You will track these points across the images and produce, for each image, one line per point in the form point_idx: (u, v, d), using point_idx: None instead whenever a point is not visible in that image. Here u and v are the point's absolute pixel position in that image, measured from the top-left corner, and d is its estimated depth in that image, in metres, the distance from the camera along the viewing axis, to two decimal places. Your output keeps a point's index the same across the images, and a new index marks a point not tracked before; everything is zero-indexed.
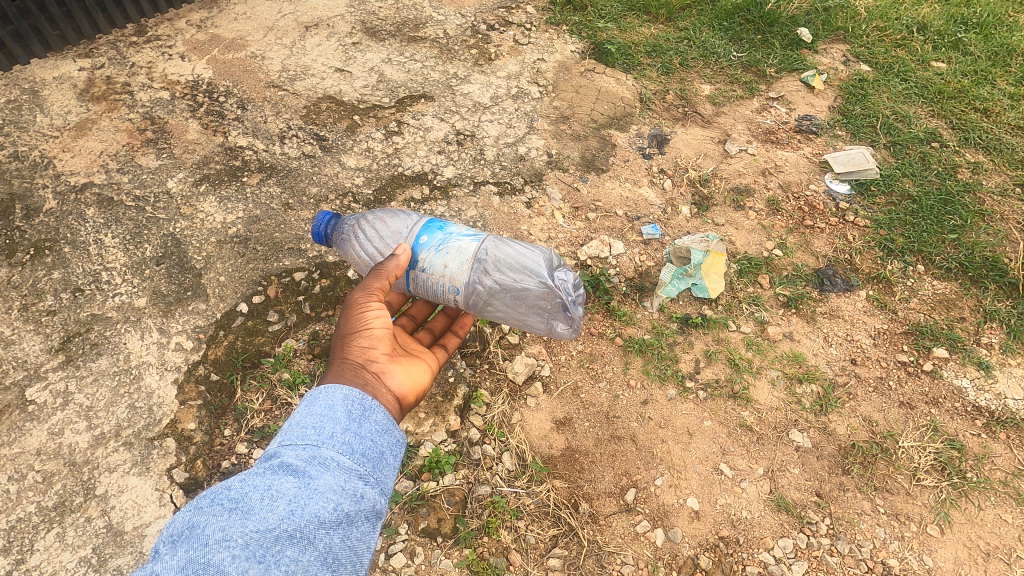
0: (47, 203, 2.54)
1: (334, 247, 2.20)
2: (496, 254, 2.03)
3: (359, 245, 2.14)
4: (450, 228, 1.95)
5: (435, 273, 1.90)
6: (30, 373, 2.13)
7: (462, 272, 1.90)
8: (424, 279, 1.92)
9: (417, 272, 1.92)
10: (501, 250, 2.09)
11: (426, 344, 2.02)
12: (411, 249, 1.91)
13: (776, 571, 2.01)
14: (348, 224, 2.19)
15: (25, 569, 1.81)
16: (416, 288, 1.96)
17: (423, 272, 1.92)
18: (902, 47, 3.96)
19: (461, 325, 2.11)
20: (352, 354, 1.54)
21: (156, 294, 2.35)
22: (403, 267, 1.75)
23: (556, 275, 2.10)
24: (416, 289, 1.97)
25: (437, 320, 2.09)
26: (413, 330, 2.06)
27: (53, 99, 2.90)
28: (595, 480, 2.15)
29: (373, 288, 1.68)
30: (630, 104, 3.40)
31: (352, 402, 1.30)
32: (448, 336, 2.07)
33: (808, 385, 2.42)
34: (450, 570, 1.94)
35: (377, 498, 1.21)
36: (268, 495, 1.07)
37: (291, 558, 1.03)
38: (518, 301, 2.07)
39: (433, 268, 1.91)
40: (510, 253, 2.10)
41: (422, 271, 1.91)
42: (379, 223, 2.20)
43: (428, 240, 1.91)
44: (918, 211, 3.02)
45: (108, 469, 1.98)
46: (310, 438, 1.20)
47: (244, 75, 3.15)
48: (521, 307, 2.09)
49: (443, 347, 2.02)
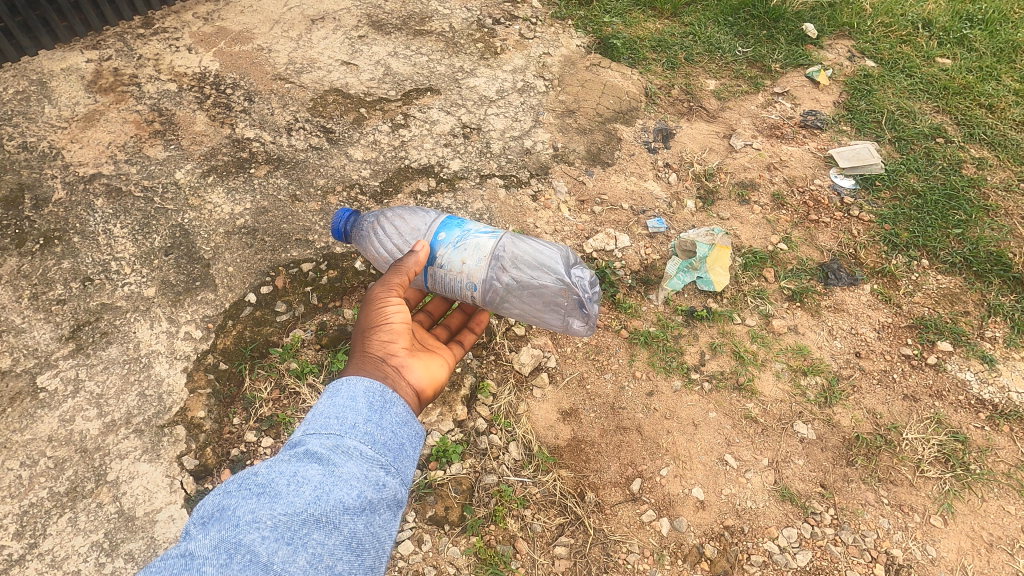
0: (56, 194, 2.56)
1: (353, 244, 2.25)
2: (514, 251, 2.07)
3: (378, 242, 2.20)
4: (469, 226, 1.98)
5: (453, 269, 1.93)
6: (41, 361, 2.17)
7: (480, 269, 1.92)
8: (442, 275, 1.94)
9: (436, 268, 1.94)
10: (519, 249, 2.13)
11: (443, 340, 2.03)
12: (430, 245, 1.93)
13: (781, 559, 2.03)
14: (367, 222, 2.25)
15: (39, 553, 1.85)
16: (434, 284, 1.98)
17: (441, 268, 1.94)
18: (907, 43, 3.92)
19: (478, 321, 2.11)
20: (372, 348, 1.56)
21: (165, 284, 2.38)
22: (422, 264, 1.82)
23: (573, 273, 2.17)
24: (434, 285, 1.99)
25: (454, 316, 2.10)
26: (430, 327, 2.07)
27: (61, 90, 2.92)
28: (601, 470, 2.19)
29: (393, 284, 1.71)
30: (635, 98, 3.40)
31: (373, 394, 1.33)
32: (464, 333, 2.08)
33: (812, 377, 2.44)
34: (457, 556, 1.98)
35: (399, 487, 1.23)
36: (295, 481, 1.10)
37: (318, 542, 1.06)
38: (535, 299, 2.11)
39: (451, 264, 1.93)
40: (527, 252, 2.15)
41: (441, 267, 1.93)
42: (399, 222, 2.26)
43: (446, 237, 1.94)
44: (923, 206, 3.02)
45: (119, 455, 2.02)
46: (334, 427, 1.23)
47: (250, 67, 3.16)
48: (538, 304, 2.13)
49: (460, 343, 2.02)
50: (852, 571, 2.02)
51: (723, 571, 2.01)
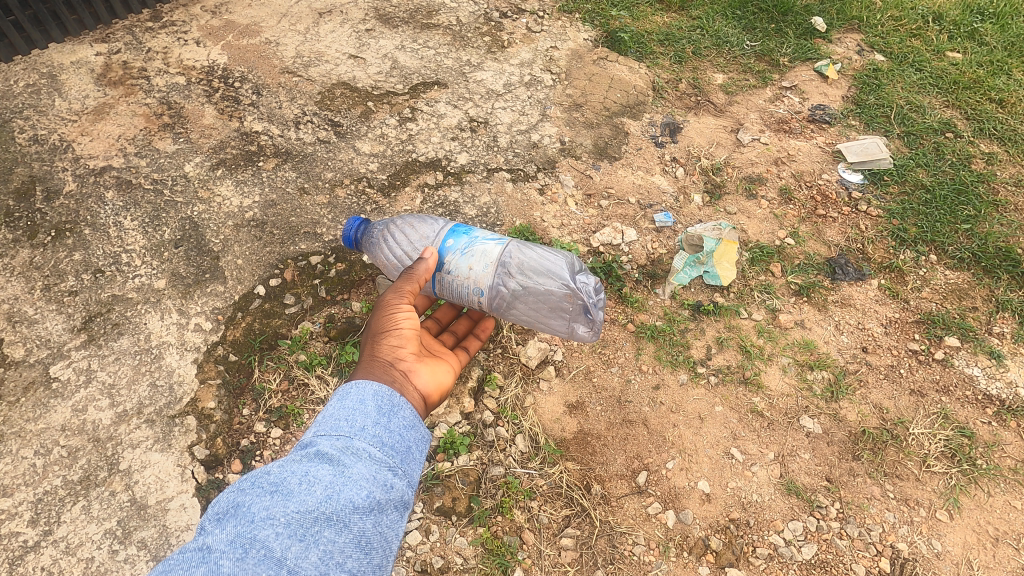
0: (67, 186, 2.58)
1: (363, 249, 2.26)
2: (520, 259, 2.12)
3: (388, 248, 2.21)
4: (476, 232, 2.01)
5: (460, 275, 1.95)
6: (54, 352, 2.20)
7: (486, 274, 1.95)
8: (449, 281, 1.97)
9: (443, 274, 1.97)
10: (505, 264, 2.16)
11: (449, 347, 2.04)
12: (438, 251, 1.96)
13: (787, 552, 2.05)
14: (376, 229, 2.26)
15: (54, 539, 1.88)
16: (442, 290, 2.02)
17: (448, 274, 1.97)
18: (917, 37, 3.88)
19: (484, 329, 2.13)
20: (381, 352, 1.57)
21: (175, 276, 2.40)
22: (431, 271, 1.86)
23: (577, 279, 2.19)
24: (441, 291, 2.02)
25: (460, 324, 2.11)
26: (437, 334, 2.08)
27: (71, 84, 2.93)
28: (607, 462, 2.20)
29: (403, 290, 1.75)
30: (642, 92, 3.39)
31: (382, 397, 1.36)
32: (470, 340, 2.09)
33: (819, 372, 2.43)
34: (465, 547, 2.01)
35: (406, 489, 1.25)
36: (306, 480, 1.13)
37: (328, 539, 1.07)
38: (541, 305, 2.12)
39: (459, 270, 1.95)
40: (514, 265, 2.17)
41: (449, 273, 1.96)
42: (407, 229, 2.29)
43: (454, 243, 1.96)
44: (932, 201, 3.00)
45: (132, 445, 2.05)
46: (344, 430, 1.25)
47: (258, 60, 3.17)
48: (543, 310, 2.14)
49: (466, 350, 2.03)
50: (858, 565, 2.03)
51: (728, 563, 2.02)
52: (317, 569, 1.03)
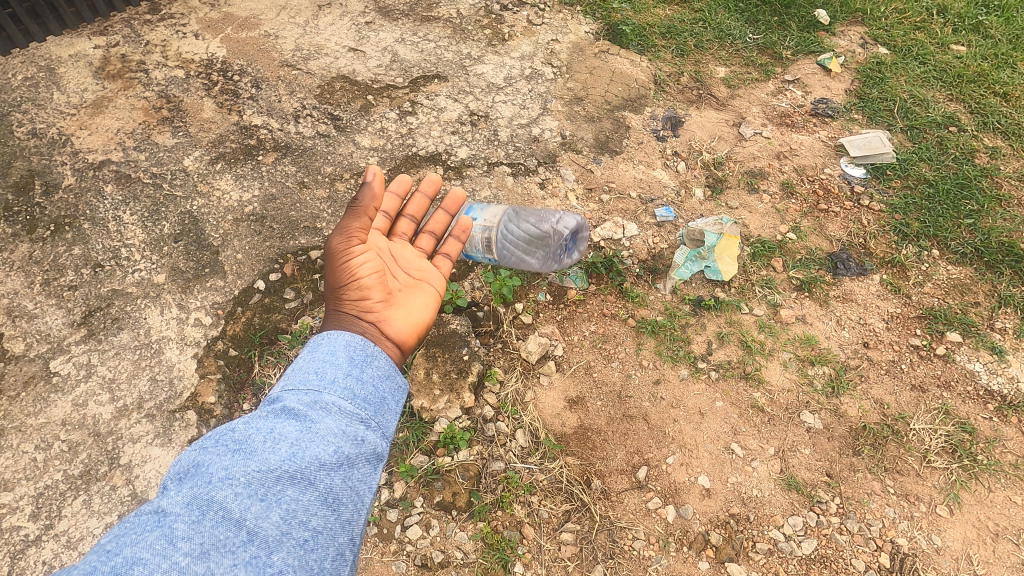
0: (65, 180, 2.57)
1: None
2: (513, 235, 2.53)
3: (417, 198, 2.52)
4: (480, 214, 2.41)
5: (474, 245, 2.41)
6: (54, 346, 2.20)
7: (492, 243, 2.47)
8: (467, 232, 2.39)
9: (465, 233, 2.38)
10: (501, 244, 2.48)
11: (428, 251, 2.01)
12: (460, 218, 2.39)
13: (786, 547, 2.05)
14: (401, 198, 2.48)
15: (55, 533, 1.89)
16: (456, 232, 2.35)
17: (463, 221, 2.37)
18: (921, 30, 3.86)
19: (462, 228, 2.03)
20: (349, 307, 1.60)
21: (175, 271, 2.40)
22: (379, 195, 1.69)
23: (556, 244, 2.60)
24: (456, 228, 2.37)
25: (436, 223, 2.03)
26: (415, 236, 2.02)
27: (70, 77, 2.91)
28: (607, 457, 2.20)
29: (352, 230, 1.64)
30: (644, 85, 3.37)
31: (353, 349, 1.36)
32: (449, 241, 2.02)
33: (820, 367, 2.43)
34: (465, 541, 2.02)
35: (378, 441, 1.26)
36: (270, 437, 1.12)
37: (292, 498, 1.07)
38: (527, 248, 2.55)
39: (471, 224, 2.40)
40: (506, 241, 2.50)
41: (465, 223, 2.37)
42: None
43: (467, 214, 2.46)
44: (934, 195, 2.99)
45: (132, 439, 2.05)
46: (311, 385, 1.25)
47: (257, 54, 3.15)
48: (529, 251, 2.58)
49: (445, 255, 1.99)
50: (857, 560, 2.03)
51: (727, 558, 2.03)
52: (278, 528, 1.03)
